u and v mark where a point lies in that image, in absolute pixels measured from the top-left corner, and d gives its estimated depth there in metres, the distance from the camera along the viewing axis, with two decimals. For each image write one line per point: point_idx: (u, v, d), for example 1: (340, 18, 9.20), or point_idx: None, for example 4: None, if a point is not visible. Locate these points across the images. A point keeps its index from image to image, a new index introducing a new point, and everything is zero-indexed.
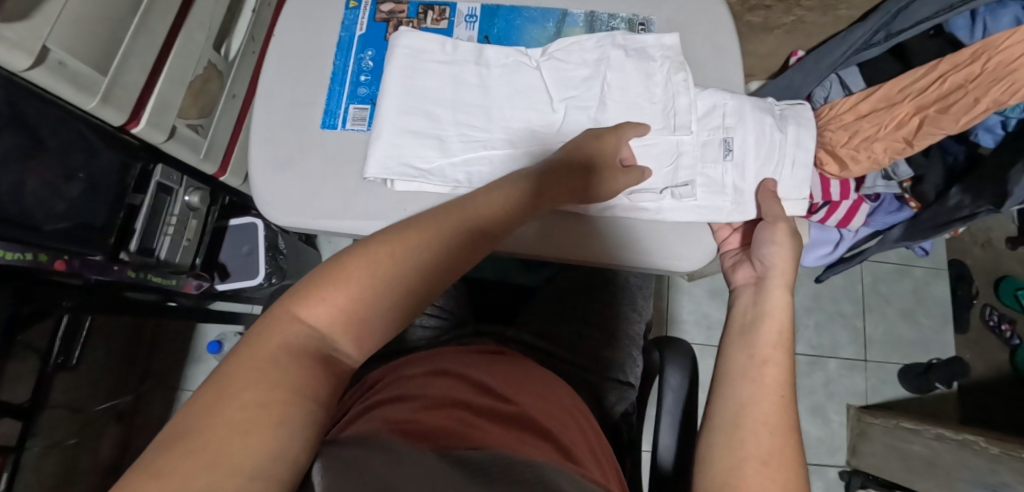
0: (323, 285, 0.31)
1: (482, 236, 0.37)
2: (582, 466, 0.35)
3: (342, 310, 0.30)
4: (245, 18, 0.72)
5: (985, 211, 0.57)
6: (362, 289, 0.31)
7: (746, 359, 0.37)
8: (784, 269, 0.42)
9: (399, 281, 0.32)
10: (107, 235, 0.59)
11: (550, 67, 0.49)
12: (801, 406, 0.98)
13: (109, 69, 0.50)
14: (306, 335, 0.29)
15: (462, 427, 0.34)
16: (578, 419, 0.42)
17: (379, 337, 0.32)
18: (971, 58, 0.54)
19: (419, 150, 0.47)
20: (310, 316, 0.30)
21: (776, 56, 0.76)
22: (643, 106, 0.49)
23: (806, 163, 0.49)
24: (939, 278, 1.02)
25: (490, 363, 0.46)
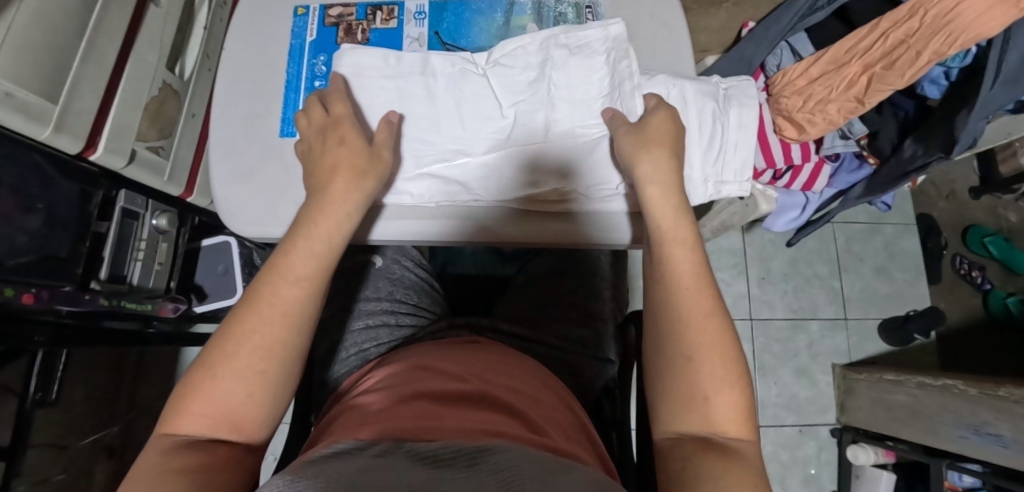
0: (182, 401, 0.34)
1: (307, 285, 0.38)
2: (546, 437, 0.36)
3: (206, 414, 0.34)
4: (197, 36, 0.72)
5: (938, 158, 0.59)
6: (216, 388, 0.34)
7: (655, 282, 0.39)
8: (643, 152, 0.42)
9: (239, 365, 0.34)
10: (74, 265, 0.59)
11: (496, 74, 0.47)
12: (788, 369, 1.00)
13: (59, 97, 0.50)
14: (181, 445, 0.33)
15: (414, 422, 0.35)
16: (546, 396, 0.42)
17: (253, 418, 0.35)
18: (908, 14, 0.55)
19: None
20: (182, 428, 0.33)
21: (729, 29, 0.77)
22: (590, 103, 0.47)
23: (747, 146, 0.49)
24: (909, 232, 1.05)
25: (450, 351, 0.46)
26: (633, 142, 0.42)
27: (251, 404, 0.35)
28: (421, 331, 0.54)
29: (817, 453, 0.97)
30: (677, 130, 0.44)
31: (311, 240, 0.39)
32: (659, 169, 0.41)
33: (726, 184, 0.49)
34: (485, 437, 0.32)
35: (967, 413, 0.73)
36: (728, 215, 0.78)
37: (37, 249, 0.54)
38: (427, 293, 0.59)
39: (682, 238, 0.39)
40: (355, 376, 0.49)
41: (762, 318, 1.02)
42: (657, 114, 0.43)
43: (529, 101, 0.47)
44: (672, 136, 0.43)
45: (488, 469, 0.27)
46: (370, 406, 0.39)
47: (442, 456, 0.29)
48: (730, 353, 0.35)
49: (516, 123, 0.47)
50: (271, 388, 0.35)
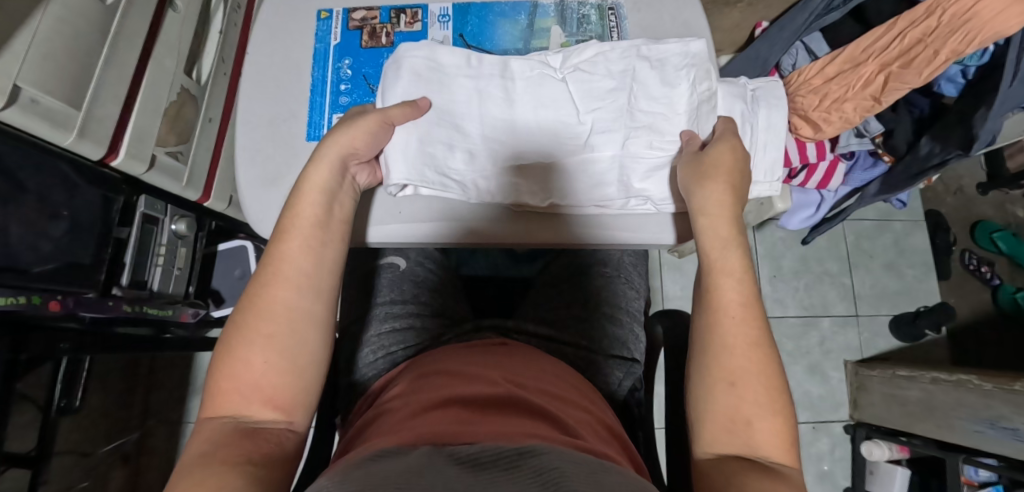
0: (216, 385, 0.34)
1: (309, 244, 0.39)
2: (580, 438, 0.36)
3: (240, 392, 0.34)
4: (213, 40, 0.72)
5: (955, 155, 0.60)
6: (245, 368, 0.35)
7: (702, 289, 0.40)
8: (711, 175, 0.42)
9: (263, 341, 0.35)
10: (96, 271, 0.59)
11: (576, 79, 0.47)
12: (800, 367, 1.00)
13: (82, 103, 0.50)
14: (223, 426, 0.33)
15: (450, 428, 0.34)
16: (569, 394, 0.43)
17: (286, 390, 0.35)
18: (926, 13, 0.56)
19: (450, 162, 0.46)
20: (220, 411, 0.34)
21: (742, 29, 0.78)
22: (667, 116, 0.47)
23: (775, 144, 0.49)
24: (917, 229, 1.05)
25: (476, 354, 0.46)
26: (690, 169, 0.43)
27: (277, 375, 0.35)
28: (448, 333, 0.54)
29: (831, 450, 0.97)
30: (739, 169, 0.44)
31: (309, 204, 0.40)
32: (717, 199, 0.42)
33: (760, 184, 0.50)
34: (525, 438, 0.33)
35: (982, 408, 0.74)
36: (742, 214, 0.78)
37: (60, 255, 0.54)
38: (450, 293, 0.59)
39: (733, 267, 0.39)
40: (384, 380, 0.49)
41: (774, 316, 1.02)
42: (719, 148, 0.43)
43: (608, 107, 0.46)
44: (733, 172, 0.43)
45: (532, 472, 0.27)
46: (398, 414, 0.39)
47: (482, 460, 0.29)
48: (770, 378, 0.36)
49: (592, 132, 0.46)
50: (294, 356, 0.36)
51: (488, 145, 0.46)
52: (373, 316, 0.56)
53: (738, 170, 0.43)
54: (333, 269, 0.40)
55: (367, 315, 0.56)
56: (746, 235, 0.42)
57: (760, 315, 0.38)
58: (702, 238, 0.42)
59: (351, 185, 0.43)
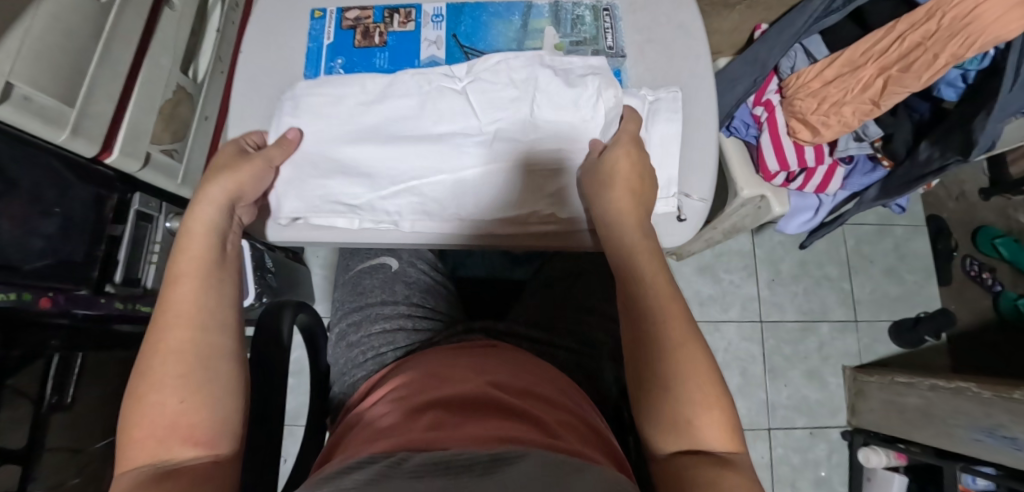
0: (127, 433, 0.32)
1: (201, 274, 0.37)
2: (555, 438, 0.35)
3: (150, 435, 0.31)
4: (210, 39, 0.72)
5: (954, 161, 0.59)
6: (155, 407, 0.32)
7: (627, 298, 0.39)
8: (604, 181, 0.42)
9: (168, 377, 0.33)
10: (89, 268, 0.59)
11: (476, 90, 0.47)
12: (798, 372, 0.99)
13: (76, 101, 0.50)
14: (140, 475, 0.30)
15: (407, 438, 0.34)
16: (539, 392, 0.42)
17: (203, 423, 0.32)
18: (926, 16, 0.55)
19: (347, 186, 0.46)
20: (134, 460, 0.31)
21: (741, 31, 0.77)
22: (577, 121, 0.46)
23: (704, 166, 0.49)
24: (919, 234, 1.05)
25: (447, 360, 0.45)
26: (590, 178, 0.43)
27: (193, 410, 0.33)
28: (437, 336, 0.53)
29: (828, 456, 0.96)
30: (643, 170, 0.43)
31: (196, 241, 0.39)
32: (619, 209, 0.42)
33: (689, 198, 0.48)
34: (498, 445, 0.32)
35: (982, 417, 0.73)
36: (739, 217, 0.78)
37: (55, 253, 0.54)
38: (443, 295, 0.59)
39: (648, 274, 0.39)
40: (365, 386, 0.49)
41: (772, 320, 1.01)
42: (615, 153, 0.43)
43: (511, 117, 0.46)
44: (636, 176, 0.43)
45: (505, 478, 0.27)
46: (381, 421, 0.39)
47: (456, 463, 0.29)
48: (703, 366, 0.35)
49: (495, 139, 0.46)
50: (202, 388, 0.33)
51: (382, 168, 0.46)
52: (365, 315, 0.55)
53: (637, 173, 0.43)
54: (231, 300, 0.38)
55: (360, 314, 0.55)
56: (655, 235, 0.42)
57: (685, 310, 0.37)
58: (616, 257, 0.41)
59: (237, 225, 0.43)
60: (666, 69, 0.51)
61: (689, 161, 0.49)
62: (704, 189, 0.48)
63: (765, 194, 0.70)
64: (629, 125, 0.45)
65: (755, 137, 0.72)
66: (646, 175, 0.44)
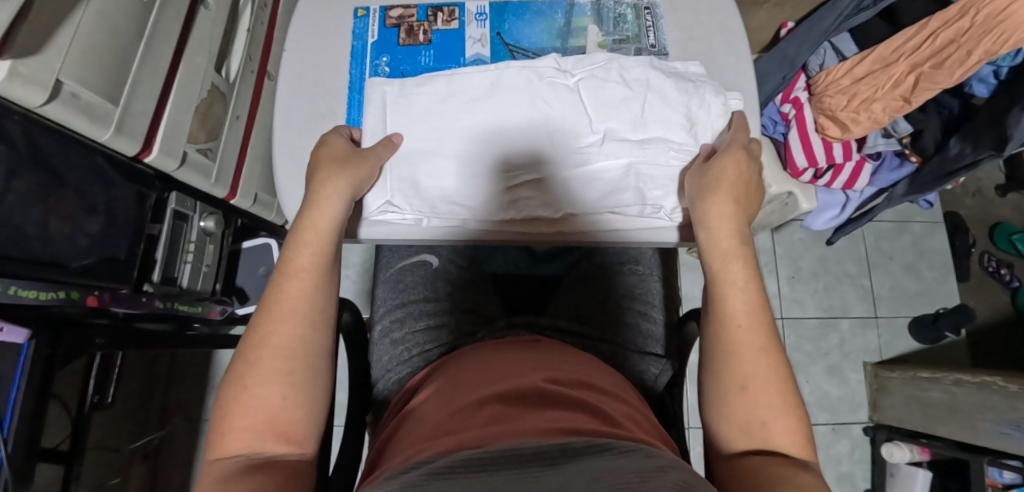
0: (224, 421, 0.33)
1: (314, 276, 0.38)
2: (616, 429, 0.36)
3: (251, 421, 0.33)
4: (241, 38, 0.72)
5: (988, 156, 0.59)
6: (254, 400, 0.34)
7: (710, 302, 0.39)
8: (732, 185, 0.41)
9: (266, 373, 0.34)
10: (130, 267, 0.58)
11: (588, 87, 0.45)
12: (819, 368, 1.00)
13: (119, 99, 0.50)
14: (235, 464, 0.32)
15: (472, 431, 0.34)
16: (596, 379, 0.42)
17: (298, 419, 0.35)
18: (959, 14, 0.56)
19: (460, 185, 0.45)
20: (229, 450, 0.33)
21: (766, 30, 0.78)
22: (683, 125, 0.45)
23: None
24: (937, 230, 1.05)
25: (501, 350, 0.47)
26: (696, 182, 0.42)
27: (292, 407, 0.35)
28: (482, 331, 0.54)
29: (850, 452, 0.97)
30: (750, 191, 0.43)
31: (312, 235, 0.39)
32: (719, 213, 0.41)
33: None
34: (563, 436, 0.33)
35: (1007, 410, 0.73)
36: (766, 215, 0.78)
37: (99, 249, 0.54)
38: (484, 293, 0.59)
39: (738, 277, 0.38)
40: (413, 383, 0.49)
41: (792, 317, 1.02)
42: (726, 162, 0.42)
43: (624, 118, 0.45)
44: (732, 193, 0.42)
45: (577, 471, 0.27)
46: (435, 414, 0.39)
47: (524, 451, 0.30)
48: (781, 383, 0.35)
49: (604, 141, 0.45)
50: (303, 387, 0.35)
51: (491, 165, 0.45)
52: (408, 313, 0.55)
53: (745, 185, 0.42)
54: (334, 300, 0.39)
55: (403, 311, 0.56)
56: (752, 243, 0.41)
57: (766, 320, 0.37)
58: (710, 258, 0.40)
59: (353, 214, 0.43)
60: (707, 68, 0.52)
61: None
62: None
63: (792, 191, 0.70)
64: (739, 135, 0.44)
65: (784, 134, 0.73)
66: (748, 194, 0.43)
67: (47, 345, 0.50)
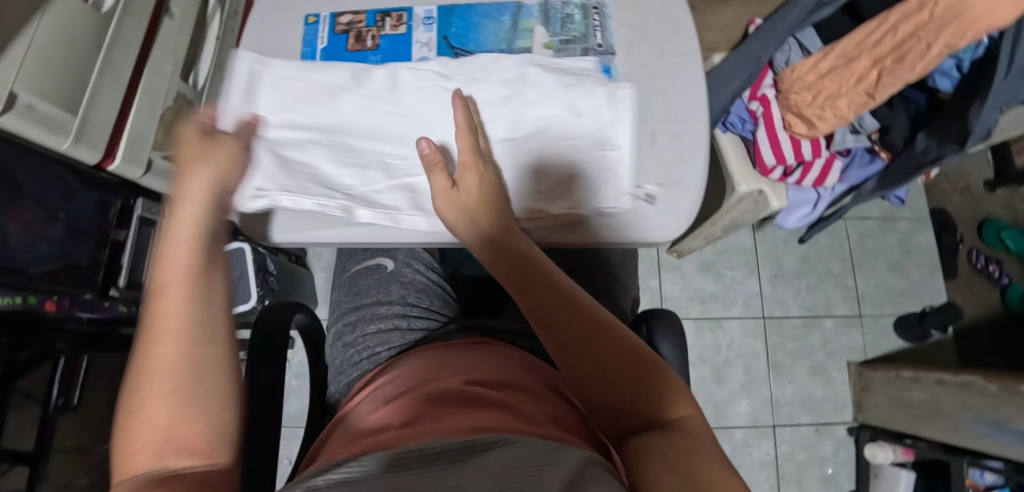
0: (121, 445, 0.26)
1: (196, 261, 0.32)
2: (538, 424, 0.35)
3: (149, 448, 0.26)
4: (210, 46, 0.73)
5: (951, 151, 0.58)
6: (149, 413, 0.27)
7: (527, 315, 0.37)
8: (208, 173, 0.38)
9: (159, 377, 0.27)
10: (95, 271, 0.60)
11: (469, 87, 0.48)
12: (802, 368, 0.99)
13: (78, 108, 0.51)
14: (135, 488, 0.25)
15: (387, 435, 0.34)
16: (526, 379, 0.42)
17: (217, 431, 0.28)
18: (918, 7, 0.54)
19: (353, 178, 0.46)
20: (131, 474, 0.26)
21: (737, 27, 0.77)
22: (565, 116, 0.48)
23: (697, 148, 0.49)
24: (923, 227, 1.04)
25: (448, 353, 0.46)
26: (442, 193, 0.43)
27: (205, 417, 0.28)
28: (432, 335, 0.54)
29: (834, 452, 0.96)
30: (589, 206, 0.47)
31: (183, 227, 0.33)
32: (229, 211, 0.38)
33: (684, 189, 0.48)
34: (477, 432, 0.32)
35: (988, 410, 0.72)
36: (738, 213, 0.78)
37: (60, 256, 0.56)
38: (440, 296, 0.59)
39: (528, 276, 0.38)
40: (358, 386, 0.49)
41: (775, 316, 1.01)
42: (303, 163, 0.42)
43: (503, 117, 0.48)
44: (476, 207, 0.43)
45: (476, 466, 0.27)
46: (363, 419, 0.39)
47: (429, 450, 0.29)
48: (632, 347, 0.34)
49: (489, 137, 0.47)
50: (199, 385, 0.28)
51: (379, 160, 0.47)
52: (361, 316, 0.56)
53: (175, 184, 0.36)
54: (221, 283, 0.32)
55: (357, 314, 0.56)
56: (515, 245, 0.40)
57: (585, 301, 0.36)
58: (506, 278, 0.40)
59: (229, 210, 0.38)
60: (656, 68, 0.51)
61: (682, 157, 0.49)
62: (707, 174, 0.49)
63: (762, 189, 0.70)
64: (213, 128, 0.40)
65: (752, 131, 0.71)
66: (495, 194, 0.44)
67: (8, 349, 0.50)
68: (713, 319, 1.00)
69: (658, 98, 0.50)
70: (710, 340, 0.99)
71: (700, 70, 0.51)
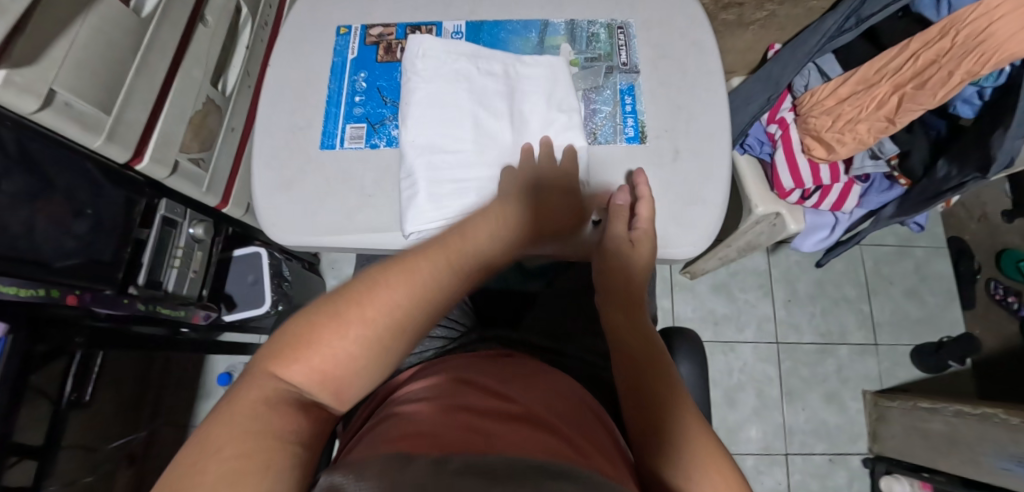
0: (301, 343, 0.30)
1: (463, 278, 0.36)
2: (590, 460, 0.33)
3: (309, 363, 0.30)
4: (240, 54, 0.75)
5: (973, 178, 0.58)
6: (332, 351, 0.30)
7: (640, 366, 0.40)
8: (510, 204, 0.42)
9: (361, 337, 0.31)
10: (115, 270, 0.60)
11: (443, 90, 0.49)
12: (816, 395, 0.97)
13: (113, 108, 0.53)
14: (282, 395, 0.29)
15: (449, 437, 0.32)
16: (580, 418, 0.40)
17: (352, 392, 0.32)
18: (939, 35, 0.56)
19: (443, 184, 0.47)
20: (288, 375, 0.30)
21: (755, 52, 0.78)
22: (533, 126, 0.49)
23: (720, 164, 0.49)
24: (939, 255, 1.03)
25: (501, 373, 0.44)
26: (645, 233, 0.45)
27: (361, 381, 0.31)
28: (452, 344, 0.55)
29: (848, 483, 0.93)
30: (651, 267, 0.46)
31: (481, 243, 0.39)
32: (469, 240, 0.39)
33: (708, 205, 0.48)
34: (540, 456, 0.30)
35: (1009, 444, 0.70)
36: (754, 235, 0.78)
37: (85, 252, 0.56)
38: (457, 306, 0.58)
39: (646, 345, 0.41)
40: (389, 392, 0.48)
41: (789, 342, 1.00)
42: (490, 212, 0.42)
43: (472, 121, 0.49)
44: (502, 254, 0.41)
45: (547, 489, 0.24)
46: (414, 416, 0.36)
47: (495, 468, 0.26)
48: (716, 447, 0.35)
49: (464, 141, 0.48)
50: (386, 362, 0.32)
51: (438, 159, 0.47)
52: None
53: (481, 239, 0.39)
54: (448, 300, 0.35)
55: None
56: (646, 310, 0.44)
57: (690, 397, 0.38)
58: (610, 323, 0.44)
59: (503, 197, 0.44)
60: (679, 86, 0.52)
61: (704, 173, 0.49)
62: (730, 191, 0.49)
63: (779, 211, 0.71)
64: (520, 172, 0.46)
65: (770, 154, 0.72)
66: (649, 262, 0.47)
67: (26, 341, 0.52)
68: (725, 343, 0.99)
69: (682, 115, 0.51)
70: (722, 363, 0.98)
71: (724, 89, 0.52)
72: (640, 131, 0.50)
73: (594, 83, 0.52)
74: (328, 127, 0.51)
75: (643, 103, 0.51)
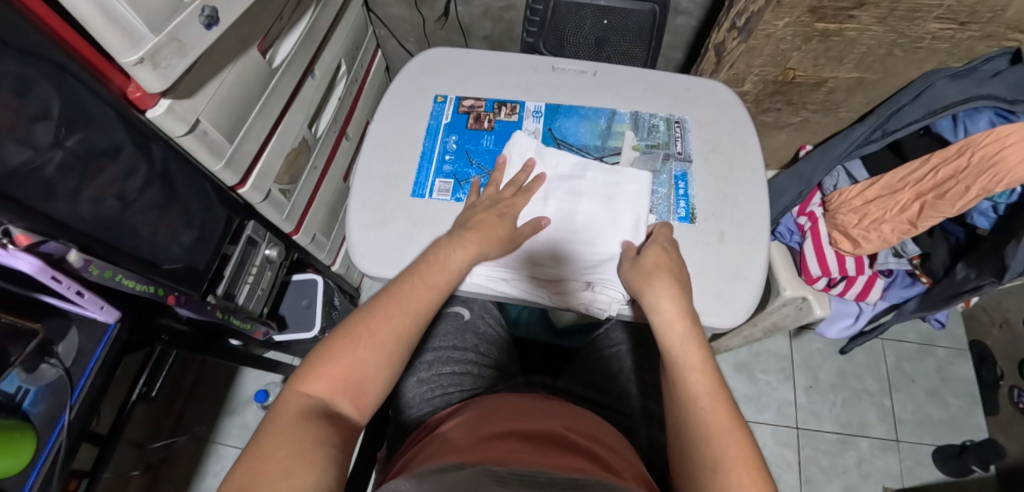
0: (320, 365, 0.41)
1: (437, 291, 0.47)
2: (619, 476, 0.40)
3: (330, 378, 0.41)
4: (332, 105, 0.86)
5: (989, 282, 0.64)
6: (349, 359, 0.42)
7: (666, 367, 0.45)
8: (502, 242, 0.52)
9: (372, 343, 0.43)
10: (205, 278, 0.68)
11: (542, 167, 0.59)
12: (836, 486, 0.97)
13: (235, 140, 0.62)
14: (309, 401, 0.40)
15: (491, 454, 0.39)
16: (611, 444, 0.46)
17: (366, 396, 0.42)
18: (957, 153, 0.63)
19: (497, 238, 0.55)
20: (311, 389, 0.41)
21: (788, 149, 0.87)
22: (603, 203, 0.56)
23: (759, 247, 0.55)
24: (962, 358, 1.07)
25: (535, 400, 0.51)
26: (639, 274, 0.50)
27: (374, 379, 0.42)
28: (500, 384, 0.59)
29: None
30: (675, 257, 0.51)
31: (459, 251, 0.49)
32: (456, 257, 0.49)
33: (745, 282, 0.53)
34: (565, 469, 0.37)
35: None
36: (780, 315, 0.81)
37: (185, 258, 0.65)
38: (502, 350, 0.64)
39: (673, 324, 0.46)
40: (432, 420, 0.53)
41: (809, 428, 1.01)
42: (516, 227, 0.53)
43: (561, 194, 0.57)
44: (502, 234, 0.52)
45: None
46: (459, 439, 0.44)
47: (535, 478, 0.34)
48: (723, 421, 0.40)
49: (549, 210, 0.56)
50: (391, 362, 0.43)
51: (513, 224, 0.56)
52: (436, 357, 0.61)
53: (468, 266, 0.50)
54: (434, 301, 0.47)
55: (432, 355, 0.61)
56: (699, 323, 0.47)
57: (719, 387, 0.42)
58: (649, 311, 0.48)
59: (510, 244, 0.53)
60: (727, 177, 0.59)
61: (745, 254, 0.55)
62: (767, 272, 0.55)
63: (806, 296, 0.74)
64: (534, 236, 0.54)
65: (799, 243, 0.78)
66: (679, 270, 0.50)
67: (126, 331, 0.59)
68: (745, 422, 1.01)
69: (727, 202, 0.58)
70: None
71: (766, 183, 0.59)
72: (691, 212, 0.57)
73: (652, 167, 0.60)
74: (420, 179, 0.59)
75: (694, 188, 0.58)
